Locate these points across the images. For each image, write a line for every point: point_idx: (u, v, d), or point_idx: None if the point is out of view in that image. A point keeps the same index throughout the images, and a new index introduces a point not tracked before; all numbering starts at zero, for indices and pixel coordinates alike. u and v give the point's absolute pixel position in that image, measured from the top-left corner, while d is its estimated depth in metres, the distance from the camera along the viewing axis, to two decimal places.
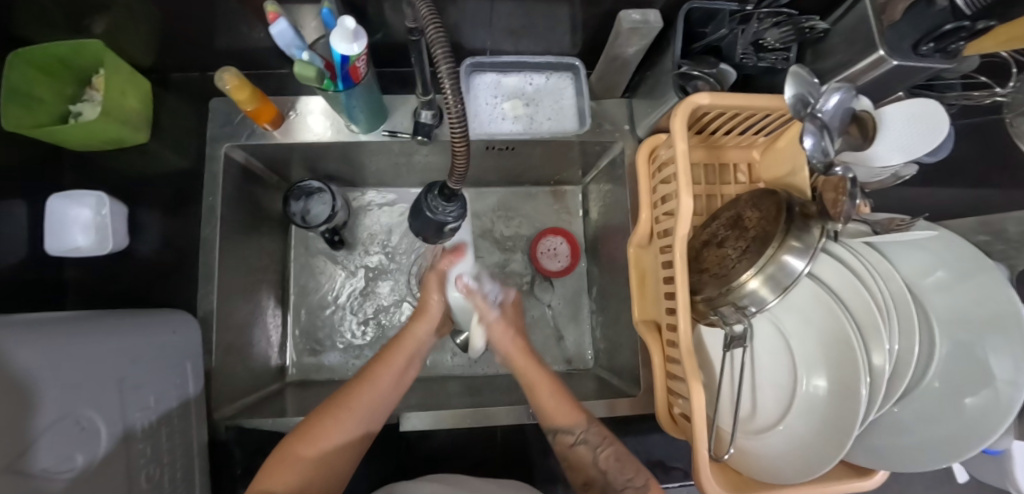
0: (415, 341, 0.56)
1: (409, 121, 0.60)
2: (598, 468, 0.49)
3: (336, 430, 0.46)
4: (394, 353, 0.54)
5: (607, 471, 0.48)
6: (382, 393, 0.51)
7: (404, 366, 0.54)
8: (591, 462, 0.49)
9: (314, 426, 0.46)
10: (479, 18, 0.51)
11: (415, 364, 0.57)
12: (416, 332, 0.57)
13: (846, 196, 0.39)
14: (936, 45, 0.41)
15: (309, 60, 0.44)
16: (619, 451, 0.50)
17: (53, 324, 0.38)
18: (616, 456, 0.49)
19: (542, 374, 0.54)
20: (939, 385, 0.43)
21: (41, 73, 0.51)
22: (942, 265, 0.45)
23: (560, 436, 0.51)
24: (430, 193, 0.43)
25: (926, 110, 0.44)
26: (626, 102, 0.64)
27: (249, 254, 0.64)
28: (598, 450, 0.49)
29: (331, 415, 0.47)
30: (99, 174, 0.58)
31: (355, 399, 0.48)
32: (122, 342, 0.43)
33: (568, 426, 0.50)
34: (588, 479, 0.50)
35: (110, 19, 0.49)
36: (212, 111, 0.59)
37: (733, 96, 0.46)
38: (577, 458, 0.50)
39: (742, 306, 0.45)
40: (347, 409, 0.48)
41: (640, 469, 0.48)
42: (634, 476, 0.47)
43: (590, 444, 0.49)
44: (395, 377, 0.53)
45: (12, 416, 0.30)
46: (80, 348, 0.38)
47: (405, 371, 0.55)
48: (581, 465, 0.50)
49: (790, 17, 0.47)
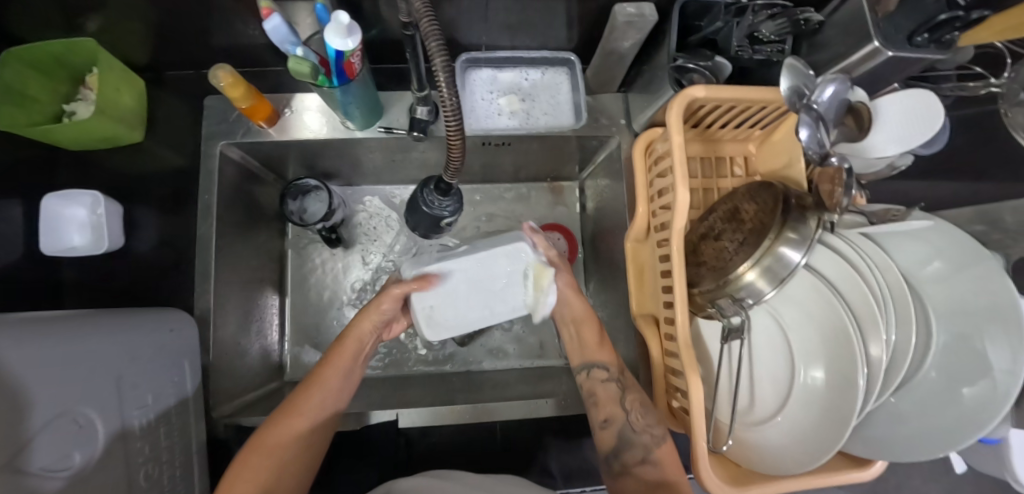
0: (357, 340, 0.55)
1: (405, 117, 0.60)
2: (624, 407, 0.51)
3: (285, 441, 0.46)
4: (337, 357, 0.53)
5: (631, 412, 0.51)
6: (328, 398, 0.51)
7: (349, 365, 0.54)
8: (618, 399, 0.52)
9: (262, 442, 0.45)
10: (474, 13, 0.51)
11: (363, 361, 0.56)
12: (358, 333, 0.55)
13: (842, 186, 0.40)
14: (931, 34, 0.42)
15: (304, 55, 0.44)
16: (644, 399, 0.52)
17: (47, 323, 0.38)
18: (641, 401, 0.51)
19: (584, 307, 0.57)
20: (936, 374, 0.43)
21: (33, 73, 0.51)
22: (940, 256, 0.45)
23: (594, 370, 0.54)
24: (427, 187, 0.42)
25: (921, 102, 0.44)
26: (622, 97, 0.64)
27: (247, 252, 0.64)
28: (628, 391, 0.52)
29: (276, 423, 0.47)
30: (94, 173, 0.57)
31: (303, 406, 0.48)
32: (118, 340, 0.43)
33: (604, 362, 0.54)
34: (609, 417, 0.51)
35: (103, 17, 0.49)
36: (207, 109, 0.59)
37: (728, 88, 0.46)
38: (606, 392, 0.52)
39: (739, 298, 0.45)
40: (292, 418, 0.47)
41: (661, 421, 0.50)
42: (656, 423, 0.50)
43: (621, 383, 0.53)
44: (341, 380, 0.52)
45: (7, 414, 0.30)
46: (75, 347, 0.38)
47: (353, 371, 0.54)
48: (605, 402, 0.52)
49: (785, 9, 0.47)
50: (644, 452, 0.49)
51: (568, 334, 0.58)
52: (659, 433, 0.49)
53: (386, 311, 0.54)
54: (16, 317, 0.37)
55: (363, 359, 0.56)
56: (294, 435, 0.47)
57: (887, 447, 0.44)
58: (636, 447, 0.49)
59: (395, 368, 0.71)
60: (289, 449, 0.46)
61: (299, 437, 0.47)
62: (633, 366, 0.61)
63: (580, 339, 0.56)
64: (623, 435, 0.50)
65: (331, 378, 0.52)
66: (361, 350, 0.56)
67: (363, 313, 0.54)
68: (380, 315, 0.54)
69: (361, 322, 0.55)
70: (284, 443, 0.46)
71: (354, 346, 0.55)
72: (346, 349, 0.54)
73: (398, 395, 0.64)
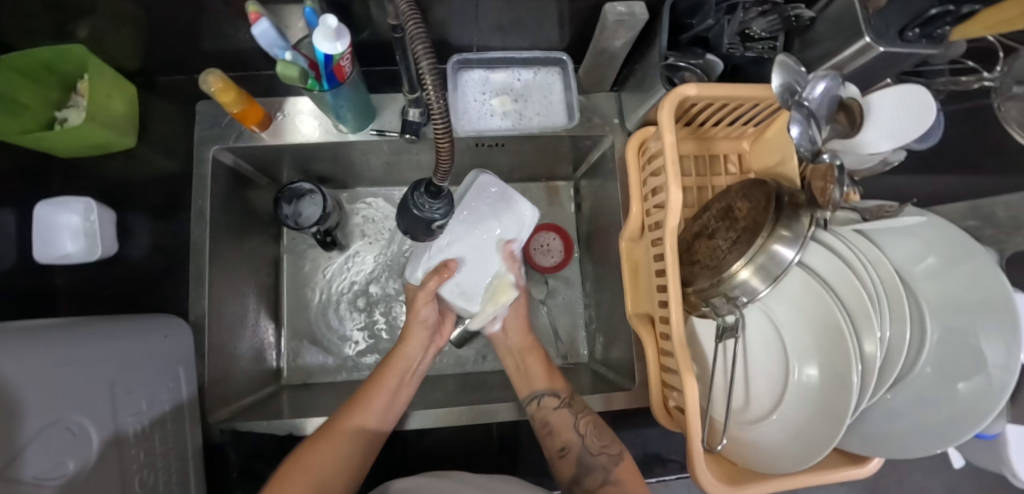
0: (405, 359, 0.55)
1: (397, 119, 0.60)
2: (578, 431, 0.52)
3: (329, 461, 0.45)
4: (385, 377, 0.53)
5: (586, 436, 0.52)
6: (375, 420, 0.50)
7: (396, 385, 0.54)
8: (572, 426, 0.53)
9: (301, 465, 0.44)
10: (465, 14, 0.51)
11: (411, 382, 0.56)
12: (405, 350, 0.55)
13: (833, 184, 0.39)
14: (922, 30, 0.42)
15: (293, 60, 0.44)
16: (596, 420, 0.54)
17: (40, 331, 0.38)
18: (595, 423, 0.53)
19: (528, 338, 0.63)
20: (931, 370, 0.43)
21: (24, 80, 0.51)
22: (933, 252, 0.45)
23: (544, 398, 0.56)
24: (417, 191, 0.42)
25: (917, 100, 0.43)
26: (615, 96, 0.64)
27: (241, 256, 0.64)
28: (579, 417, 0.54)
29: (321, 444, 0.46)
30: (87, 180, 0.57)
31: (348, 425, 0.49)
32: (112, 347, 0.43)
33: (552, 390, 0.57)
34: (565, 445, 0.52)
35: (92, 23, 0.49)
36: (199, 113, 0.59)
37: (720, 86, 0.46)
38: (560, 419, 0.54)
39: (734, 296, 0.45)
40: (337, 438, 0.47)
41: (615, 443, 0.52)
42: (610, 444, 0.52)
43: (573, 409, 0.55)
44: (388, 399, 0.52)
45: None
46: (69, 354, 0.38)
47: (401, 391, 0.54)
48: (562, 430, 0.53)
49: (776, 6, 0.47)
50: (606, 474, 0.50)
51: (513, 361, 0.61)
52: (615, 454, 0.51)
53: (428, 318, 0.56)
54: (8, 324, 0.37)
55: (414, 382, 0.56)
56: (337, 455, 0.46)
57: (883, 443, 0.44)
58: (595, 470, 0.50)
59: None
60: (334, 471, 0.45)
61: (343, 459, 0.46)
62: (629, 366, 0.61)
63: (524, 368, 0.60)
64: (581, 460, 0.51)
65: (379, 399, 0.52)
66: (410, 369, 0.56)
67: (411, 330, 0.56)
68: (422, 323, 0.56)
69: (410, 337, 0.56)
70: (328, 463, 0.45)
71: (403, 366, 0.55)
72: (395, 370, 0.54)
73: None
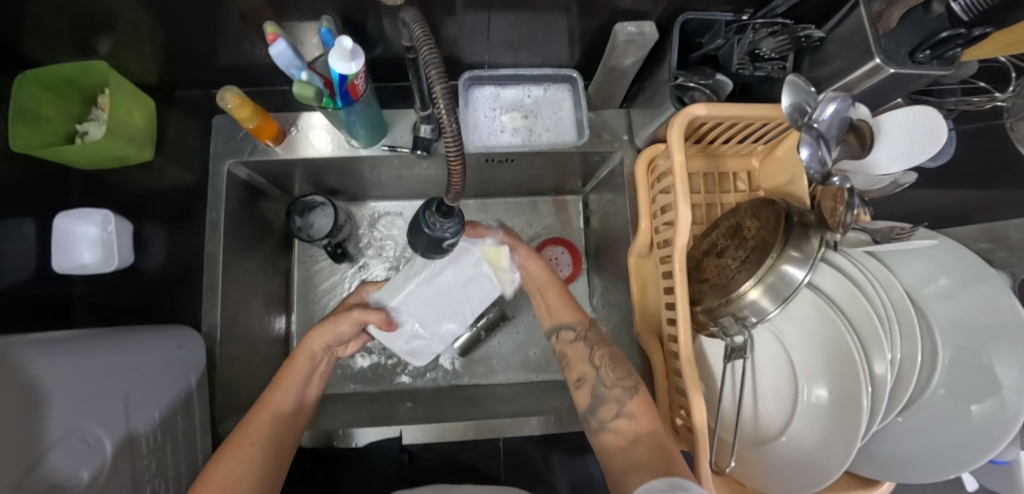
0: (309, 358, 0.53)
1: (409, 134, 0.61)
2: (593, 364, 0.52)
3: (236, 470, 0.42)
4: (287, 377, 0.51)
5: (601, 369, 0.52)
6: (280, 422, 0.48)
7: (302, 384, 0.52)
8: (586, 358, 0.53)
9: (236, 445, 0.44)
10: (476, 32, 0.52)
11: (315, 382, 0.54)
12: (309, 348, 0.53)
13: (844, 205, 0.39)
14: (933, 52, 0.42)
15: (308, 79, 0.45)
16: (614, 353, 0.53)
17: (49, 345, 0.39)
18: (611, 355, 0.52)
19: (547, 274, 0.60)
20: (945, 392, 0.43)
21: (46, 93, 0.53)
22: (945, 273, 0.45)
23: (562, 331, 0.57)
24: (428, 208, 0.40)
25: (927, 121, 0.43)
26: (624, 112, 0.64)
27: (253, 268, 0.64)
28: (594, 350, 0.53)
29: (224, 458, 0.42)
30: (105, 191, 0.59)
31: (252, 434, 0.45)
32: (119, 360, 0.43)
33: (570, 322, 0.57)
34: (582, 375, 0.53)
35: (115, 38, 0.50)
36: (216, 127, 0.60)
37: (729, 106, 0.47)
38: (576, 352, 0.54)
39: (742, 316, 0.45)
40: (241, 446, 0.44)
41: (632, 374, 0.50)
42: (626, 376, 0.50)
43: (588, 343, 0.54)
44: (293, 400, 0.50)
45: (11, 432, 0.31)
46: (74, 367, 0.39)
47: (304, 392, 0.52)
48: (576, 363, 0.54)
49: (785, 27, 0.48)
50: (618, 406, 0.48)
51: (538, 302, 0.61)
52: (630, 387, 0.49)
53: (339, 332, 0.53)
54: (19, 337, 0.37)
55: (324, 372, 0.55)
56: (245, 462, 0.43)
57: (890, 465, 0.44)
58: (609, 402, 0.49)
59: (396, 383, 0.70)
60: (243, 479, 0.42)
61: (269, 432, 0.46)
62: None
63: (546, 304, 0.60)
64: (596, 391, 0.50)
65: (290, 380, 0.51)
66: (314, 369, 0.54)
67: (315, 330, 0.53)
68: (335, 336, 0.54)
69: (312, 338, 0.53)
70: (236, 472, 0.42)
71: (308, 363, 0.53)
72: (301, 363, 0.53)
73: (402, 409, 0.64)
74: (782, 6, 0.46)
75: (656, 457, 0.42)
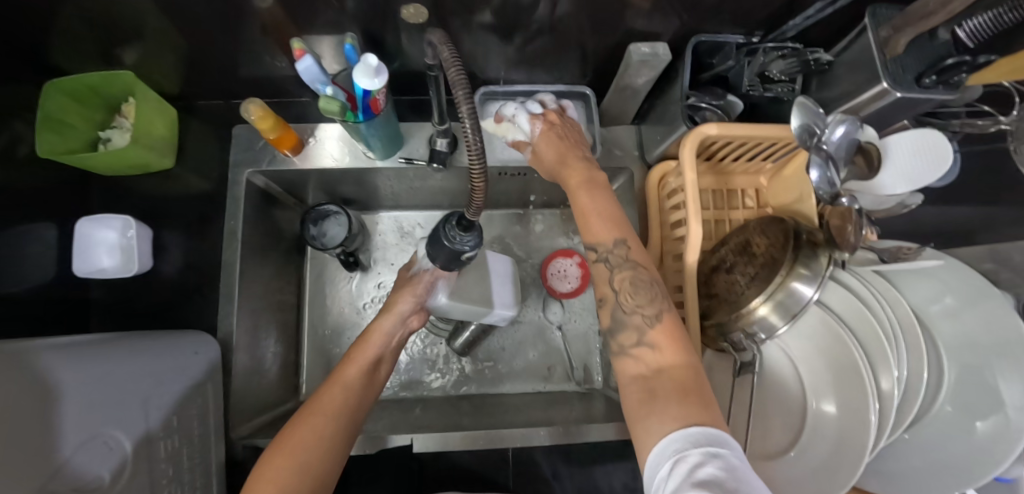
0: (382, 335, 0.55)
1: (425, 147, 0.62)
2: (611, 286, 0.43)
3: (310, 437, 0.42)
4: (360, 352, 0.53)
5: (620, 294, 0.43)
6: (354, 393, 0.48)
7: (371, 364, 0.53)
8: (608, 279, 0.43)
9: (301, 423, 0.44)
10: (493, 49, 0.54)
11: (384, 364, 0.55)
12: (382, 326, 0.55)
13: (854, 224, 0.40)
14: (939, 77, 0.43)
15: (333, 94, 0.46)
16: (641, 277, 0.42)
17: (59, 352, 0.39)
18: (632, 280, 0.42)
19: (584, 195, 0.46)
20: (950, 409, 0.44)
21: (72, 102, 0.54)
22: (950, 292, 0.46)
23: (597, 245, 0.44)
24: (448, 222, 0.41)
25: (929, 141, 0.45)
26: (635, 129, 0.66)
27: (268, 274, 0.65)
28: (615, 270, 0.43)
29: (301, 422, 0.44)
30: (125, 198, 0.60)
31: (327, 401, 0.46)
32: (129, 367, 0.44)
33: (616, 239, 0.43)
34: (602, 297, 0.44)
35: (142, 50, 0.52)
36: (236, 137, 0.61)
37: (739, 126, 0.48)
38: (598, 272, 0.44)
39: (752, 333, 0.47)
40: (315, 415, 0.44)
41: (657, 300, 0.41)
42: (647, 304, 0.41)
43: (611, 263, 0.43)
44: (364, 378, 0.51)
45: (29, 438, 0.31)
46: (84, 375, 0.39)
47: (377, 369, 0.54)
48: (598, 282, 0.45)
49: (795, 50, 0.49)
50: (638, 334, 0.40)
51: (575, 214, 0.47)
52: (652, 314, 0.40)
53: (411, 300, 0.56)
54: (30, 342, 0.37)
55: (391, 357, 0.56)
56: (318, 430, 0.43)
57: (904, 480, 0.46)
58: (628, 329, 0.41)
59: (403, 391, 0.70)
60: (305, 461, 0.41)
61: (331, 422, 0.45)
62: None
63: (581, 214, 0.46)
64: (614, 315, 0.42)
65: (355, 366, 0.51)
66: (382, 352, 0.55)
67: (392, 307, 0.55)
68: (403, 311, 0.56)
69: (385, 317, 0.55)
70: (307, 442, 0.42)
71: (379, 342, 0.54)
72: (370, 345, 0.54)
73: (412, 417, 0.64)
74: (792, 30, 0.50)
75: (687, 399, 0.33)
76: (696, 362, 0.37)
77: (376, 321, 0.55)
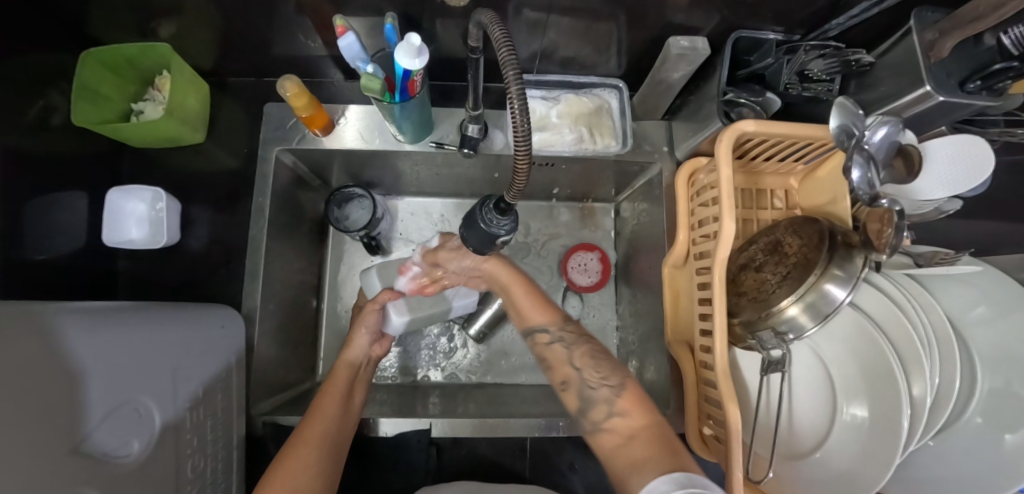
0: (348, 366, 0.57)
1: (455, 133, 0.62)
2: (573, 367, 0.50)
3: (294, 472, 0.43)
4: (332, 384, 0.54)
5: (583, 370, 0.49)
6: (332, 421, 0.49)
7: (345, 393, 0.54)
8: (566, 360, 0.51)
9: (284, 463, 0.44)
10: (529, 37, 0.53)
11: (359, 391, 0.56)
12: (347, 359, 0.58)
13: (892, 228, 0.39)
14: (984, 82, 0.42)
15: (373, 71, 0.46)
16: (594, 350, 0.51)
17: (72, 315, 0.35)
18: (591, 354, 0.50)
19: (511, 270, 0.58)
20: (981, 420, 0.43)
21: (107, 73, 0.55)
22: (984, 301, 0.45)
23: (538, 333, 0.54)
24: (485, 204, 0.41)
25: (972, 148, 0.45)
26: (666, 124, 0.65)
27: (291, 253, 0.65)
28: (573, 350, 0.51)
29: (287, 456, 0.45)
30: (157, 171, 0.61)
31: (308, 433, 0.47)
32: (148, 337, 0.42)
33: (544, 324, 0.54)
34: (565, 378, 0.51)
35: (179, 24, 0.52)
36: (267, 115, 0.62)
37: (776, 125, 0.47)
38: (554, 355, 0.52)
39: (781, 331, 0.46)
40: (301, 447, 0.45)
41: (616, 371, 0.48)
42: (609, 374, 0.48)
43: (565, 342, 0.52)
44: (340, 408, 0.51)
45: (65, 401, 0.31)
46: (99, 345, 0.36)
47: (351, 398, 0.54)
48: (558, 366, 0.51)
49: (837, 50, 0.48)
50: (608, 407, 0.46)
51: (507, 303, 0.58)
52: (616, 384, 0.47)
53: (367, 331, 0.59)
54: (45, 303, 0.34)
55: (364, 383, 0.58)
56: (308, 459, 0.45)
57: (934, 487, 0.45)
58: (598, 403, 0.47)
59: (418, 376, 0.71)
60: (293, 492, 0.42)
61: (313, 459, 0.45)
62: (664, 392, 0.61)
63: (516, 306, 0.57)
64: (582, 393, 0.48)
65: (329, 399, 0.52)
66: (354, 380, 0.56)
67: (351, 341, 0.59)
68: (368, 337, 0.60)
69: (347, 351, 0.59)
70: (292, 478, 0.43)
71: (348, 374, 0.56)
72: (339, 377, 0.55)
73: (426, 403, 0.64)
74: (835, 29, 0.49)
75: (665, 456, 0.39)
76: (660, 420, 0.44)
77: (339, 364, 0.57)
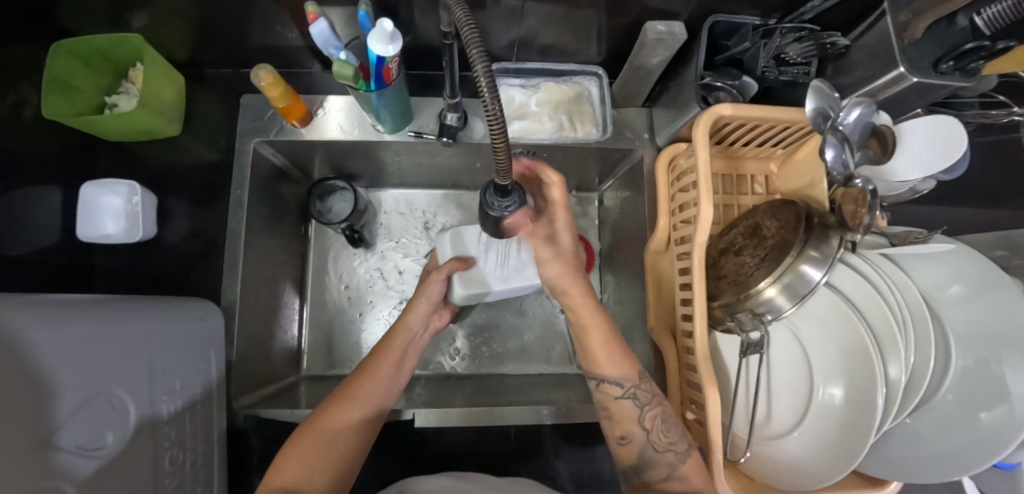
0: (408, 330, 0.54)
1: (434, 122, 0.62)
2: (641, 428, 0.47)
3: (328, 438, 0.44)
4: (390, 346, 0.52)
5: (650, 431, 0.46)
6: (383, 386, 0.49)
7: (400, 358, 0.52)
8: (635, 419, 0.47)
9: (316, 428, 0.44)
10: (506, 24, 0.53)
11: (410, 356, 0.54)
12: (409, 322, 0.55)
13: (867, 208, 0.39)
14: (956, 63, 0.42)
15: (346, 59, 0.46)
16: (665, 412, 0.47)
17: (20, 308, 0.32)
18: (662, 417, 0.47)
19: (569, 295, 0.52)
20: (953, 398, 0.43)
21: (80, 65, 0.54)
22: (960, 280, 0.46)
23: (606, 384, 0.49)
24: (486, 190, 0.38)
25: (947, 129, 0.45)
26: (646, 111, 0.65)
27: (271, 245, 0.64)
28: (644, 408, 0.47)
29: (332, 409, 0.45)
30: (133, 164, 0.60)
31: (358, 391, 0.47)
32: (109, 330, 0.39)
33: (615, 379, 0.48)
34: (626, 434, 0.48)
35: (152, 15, 0.51)
36: (244, 106, 0.61)
37: (755, 108, 0.48)
38: (620, 410, 0.48)
39: (759, 313, 0.46)
40: (350, 405, 0.46)
41: (684, 435, 0.46)
42: (678, 439, 0.46)
43: (639, 402, 0.47)
44: (389, 378, 0.50)
45: (35, 391, 0.31)
46: (73, 337, 0.35)
47: (403, 364, 0.53)
48: (620, 421, 0.48)
49: (812, 33, 0.48)
50: (670, 470, 0.45)
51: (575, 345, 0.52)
52: (682, 449, 0.45)
53: (433, 299, 0.56)
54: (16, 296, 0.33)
55: (416, 355, 0.55)
56: (350, 417, 0.45)
57: (904, 467, 0.45)
58: (659, 465, 0.45)
59: None
60: (327, 455, 0.43)
61: (355, 419, 0.46)
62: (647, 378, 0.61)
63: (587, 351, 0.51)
64: (643, 454, 0.46)
65: (385, 363, 0.51)
66: (413, 341, 0.55)
67: (415, 303, 0.55)
68: (429, 302, 0.55)
69: (410, 313, 0.55)
70: (323, 447, 0.43)
71: (405, 339, 0.54)
72: (399, 339, 0.53)
73: (410, 393, 0.64)
74: (810, 12, 0.49)
75: None
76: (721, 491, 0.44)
77: (399, 326, 0.54)
